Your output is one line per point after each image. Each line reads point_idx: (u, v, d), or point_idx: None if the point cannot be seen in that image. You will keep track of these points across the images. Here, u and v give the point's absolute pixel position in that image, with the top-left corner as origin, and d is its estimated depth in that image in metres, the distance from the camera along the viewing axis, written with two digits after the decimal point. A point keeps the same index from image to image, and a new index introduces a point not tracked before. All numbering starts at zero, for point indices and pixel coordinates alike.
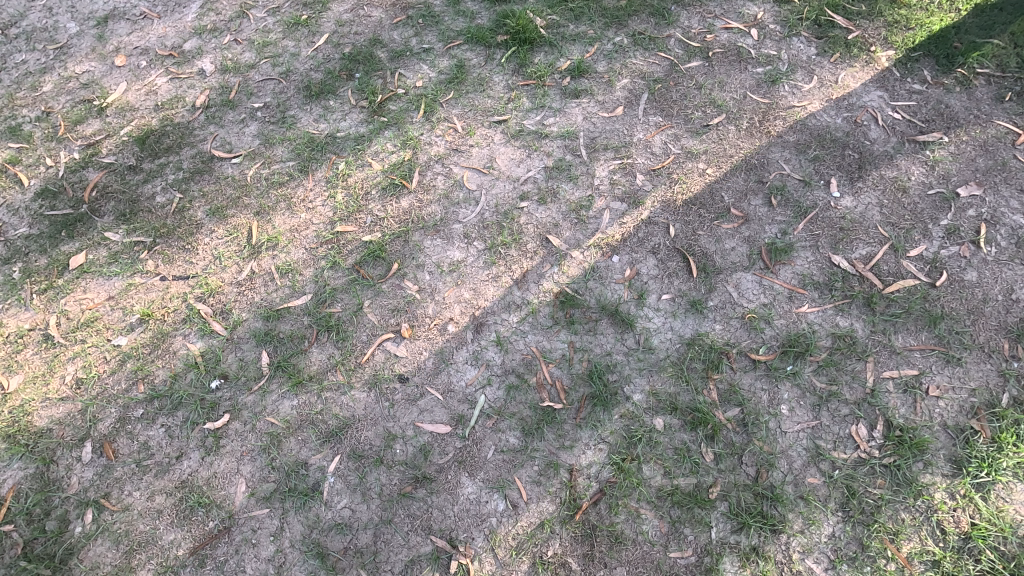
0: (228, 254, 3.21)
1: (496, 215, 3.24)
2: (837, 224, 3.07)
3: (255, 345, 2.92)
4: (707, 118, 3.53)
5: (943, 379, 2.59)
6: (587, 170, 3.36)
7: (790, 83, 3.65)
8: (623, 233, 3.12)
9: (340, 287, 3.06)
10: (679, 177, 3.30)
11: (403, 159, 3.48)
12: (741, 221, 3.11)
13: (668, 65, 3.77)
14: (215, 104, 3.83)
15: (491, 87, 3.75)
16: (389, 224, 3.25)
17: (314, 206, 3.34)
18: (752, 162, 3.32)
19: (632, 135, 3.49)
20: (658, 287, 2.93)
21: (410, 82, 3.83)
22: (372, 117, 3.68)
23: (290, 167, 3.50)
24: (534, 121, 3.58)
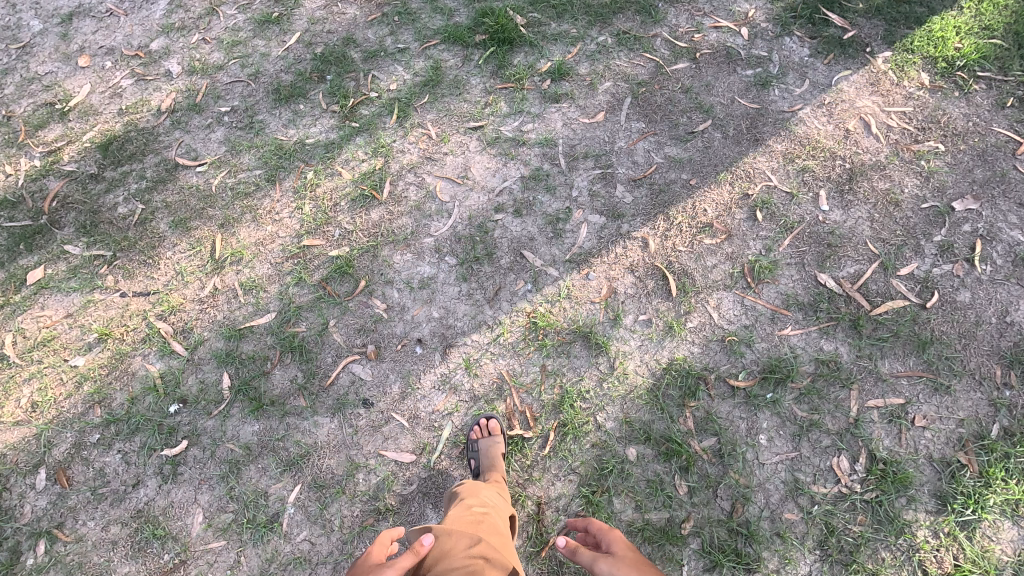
0: (191, 269, 3.08)
1: (470, 228, 3.11)
2: (824, 240, 2.93)
3: (216, 366, 2.81)
4: (692, 125, 3.36)
5: (930, 409, 2.47)
6: (566, 180, 3.21)
7: (781, 86, 3.48)
8: (601, 249, 2.98)
9: (305, 305, 2.95)
10: (661, 188, 3.15)
11: (374, 167, 3.34)
12: (724, 236, 2.98)
13: (654, 67, 3.60)
14: (181, 108, 3.68)
15: (468, 90, 3.59)
16: (357, 238, 3.12)
17: (281, 218, 3.21)
18: (738, 173, 3.17)
19: (613, 142, 3.33)
20: (635, 307, 2.82)
21: (383, 85, 3.67)
22: (343, 122, 3.53)
23: (257, 176, 3.36)
24: (512, 127, 3.43)
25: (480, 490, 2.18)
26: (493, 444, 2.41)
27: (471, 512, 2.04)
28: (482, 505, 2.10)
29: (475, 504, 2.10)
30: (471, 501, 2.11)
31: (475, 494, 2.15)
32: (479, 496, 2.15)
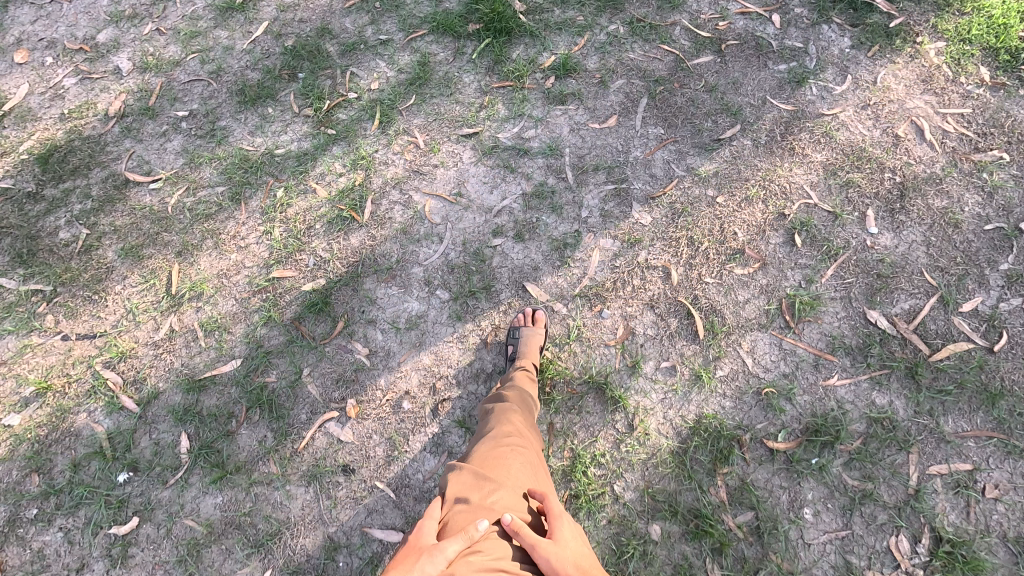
0: (143, 307, 2.67)
1: (464, 256, 2.69)
2: (874, 269, 2.54)
3: (173, 425, 2.43)
4: (718, 131, 2.92)
5: (1002, 477, 2.14)
6: (574, 198, 2.79)
7: (818, 84, 3.00)
8: (615, 281, 2.59)
9: (275, 350, 2.56)
10: (684, 207, 2.73)
11: (353, 183, 2.90)
12: (757, 265, 2.58)
13: (673, 61, 3.12)
14: (131, 113, 3.19)
15: (460, 90, 3.12)
16: (334, 267, 2.71)
17: (246, 244, 2.79)
18: (771, 188, 2.75)
19: (628, 152, 2.90)
20: (656, 351, 2.44)
21: (363, 84, 3.20)
22: (318, 129, 3.07)
23: (219, 194, 2.92)
24: (511, 133, 2.98)
25: (514, 422, 1.99)
26: (534, 334, 2.40)
27: (506, 449, 1.85)
28: (518, 439, 1.91)
29: (511, 439, 1.90)
30: (505, 436, 1.92)
31: (509, 429, 1.95)
32: (512, 428, 1.95)
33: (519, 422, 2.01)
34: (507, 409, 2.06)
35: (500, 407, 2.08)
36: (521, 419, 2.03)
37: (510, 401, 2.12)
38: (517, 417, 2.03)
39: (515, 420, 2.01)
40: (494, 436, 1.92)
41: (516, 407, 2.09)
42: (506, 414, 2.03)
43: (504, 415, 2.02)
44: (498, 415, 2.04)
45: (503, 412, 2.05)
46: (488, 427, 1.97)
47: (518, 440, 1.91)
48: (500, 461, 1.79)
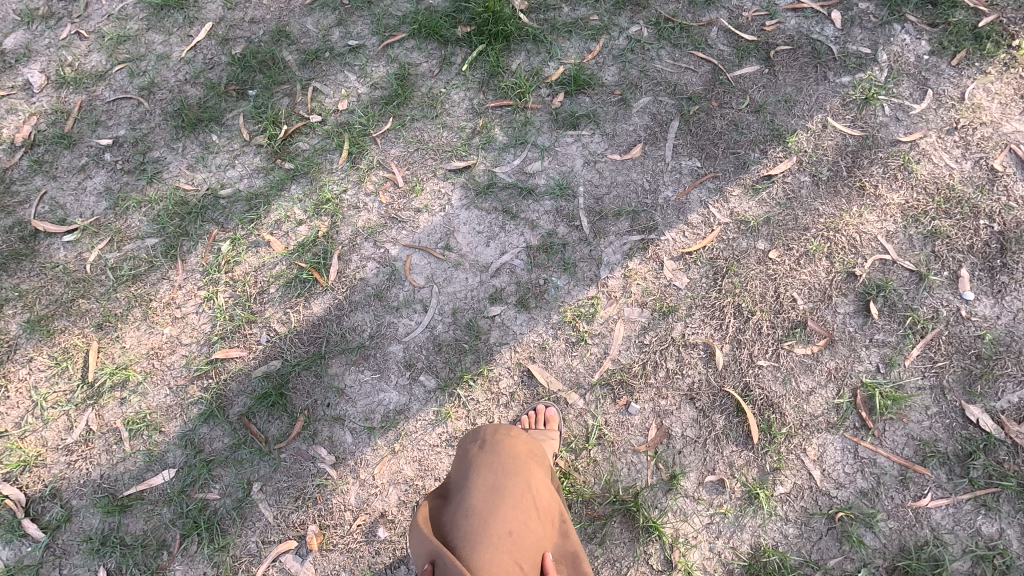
0: (54, 399, 2.14)
1: (454, 330, 2.15)
2: (972, 348, 2.01)
3: (87, 557, 1.97)
4: (768, 163, 2.34)
5: None
6: (591, 254, 2.23)
7: (892, 101, 2.41)
8: (645, 364, 2.06)
9: (218, 457, 2.04)
10: (729, 266, 2.18)
11: (316, 234, 2.34)
12: (823, 344, 2.05)
13: (709, 72, 2.52)
14: (43, 141, 2.57)
15: (448, 110, 2.53)
16: (292, 346, 2.17)
17: (183, 314, 2.24)
18: (838, 240, 2.20)
19: (657, 192, 2.33)
20: (699, 461, 1.94)
21: (329, 103, 2.60)
22: (272, 162, 2.49)
23: (150, 248, 2.35)
24: (511, 167, 2.40)
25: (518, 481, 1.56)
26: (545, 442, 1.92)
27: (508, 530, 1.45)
28: (522, 510, 1.51)
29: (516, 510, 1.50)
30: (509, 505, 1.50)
31: (513, 493, 1.53)
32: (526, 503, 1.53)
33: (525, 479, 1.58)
34: (510, 459, 1.61)
35: (499, 452, 1.62)
36: (527, 472, 1.61)
37: (511, 446, 1.65)
38: (522, 471, 1.60)
39: (518, 476, 1.58)
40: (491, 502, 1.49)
41: (519, 453, 1.65)
42: (509, 467, 1.58)
43: (506, 468, 1.58)
44: (495, 467, 1.58)
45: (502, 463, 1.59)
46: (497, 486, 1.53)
47: (524, 511, 1.51)
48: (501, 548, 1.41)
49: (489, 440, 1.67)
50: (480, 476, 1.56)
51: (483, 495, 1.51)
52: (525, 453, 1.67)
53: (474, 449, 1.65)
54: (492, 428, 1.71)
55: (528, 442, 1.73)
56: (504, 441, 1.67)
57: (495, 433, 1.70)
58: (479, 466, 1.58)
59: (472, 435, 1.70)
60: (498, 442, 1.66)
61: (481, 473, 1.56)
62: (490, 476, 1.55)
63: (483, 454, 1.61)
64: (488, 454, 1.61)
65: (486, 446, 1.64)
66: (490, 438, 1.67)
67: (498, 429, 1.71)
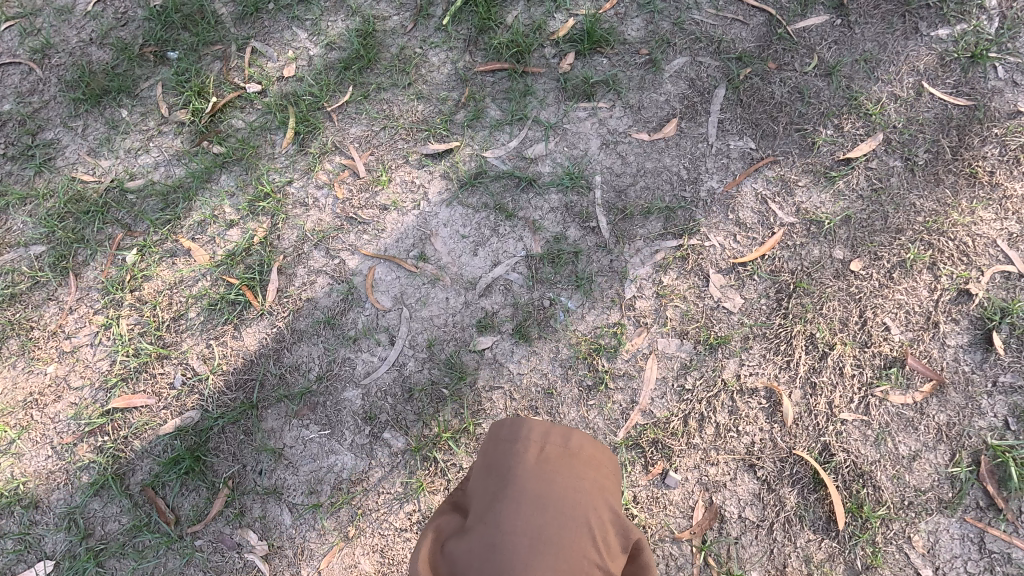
0: None
1: (430, 369, 1.61)
2: None
3: None
4: (844, 143, 1.78)
5: None
6: (613, 265, 1.68)
7: (1007, 60, 1.84)
8: (687, 417, 1.52)
9: (113, 545, 1.52)
10: (797, 282, 1.63)
11: (250, 239, 1.78)
12: (930, 388, 1.51)
13: (763, 24, 1.94)
14: None
15: (424, 76, 1.95)
16: (215, 391, 1.63)
17: (74, 348, 1.70)
18: (944, 246, 1.64)
19: (698, 182, 1.77)
20: (764, 553, 1.42)
21: (271, 68, 2.01)
22: (197, 145, 1.92)
23: (33, 259, 1.80)
24: (505, 149, 1.84)
25: (578, 524, 0.97)
26: None
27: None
28: (581, 573, 0.94)
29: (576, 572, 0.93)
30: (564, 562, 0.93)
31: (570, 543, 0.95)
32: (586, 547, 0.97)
33: (589, 519, 0.98)
34: (565, 485, 1.00)
35: (549, 474, 1.01)
36: (594, 506, 1.01)
37: (571, 463, 1.04)
38: (587, 506, 1.00)
39: (581, 514, 0.98)
40: (537, 558, 0.92)
41: (581, 475, 1.04)
42: (565, 499, 0.98)
43: (563, 504, 0.98)
44: (546, 498, 0.98)
45: (556, 492, 0.99)
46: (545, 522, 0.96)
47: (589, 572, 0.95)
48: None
49: (534, 448, 1.05)
50: (521, 509, 0.97)
51: (523, 544, 0.94)
52: (590, 474, 1.05)
53: (510, 461, 1.04)
54: (541, 429, 1.08)
55: (596, 453, 1.10)
56: (564, 457, 1.04)
57: (547, 438, 1.07)
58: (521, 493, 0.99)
59: (510, 436, 1.08)
60: (552, 456, 1.04)
61: (521, 506, 0.97)
62: (538, 514, 0.97)
63: (527, 475, 1.01)
64: (532, 475, 1.01)
65: (531, 461, 1.03)
66: (539, 448, 1.05)
67: (552, 432, 1.07)
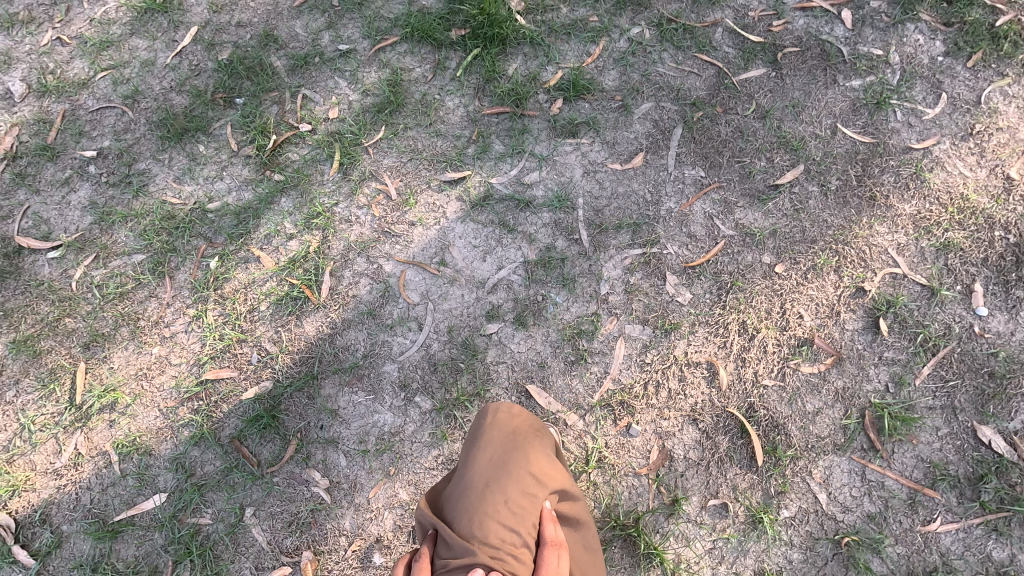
0: (42, 423, 2.09)
1: (450, 349, 2.10)
2: (986, 367, 1.95)
3: None
4: (774, 172, 2.27)
5: None
6: (591, 268, 2.16)
7: (905, 106, 2.32)
8: (646, 384, 2.00)
9: (210, 482, 2.00)
10: (733, 281, 2.11)
11: (307, 249, 2.26)
12: (831, 362, 1.99)
13: (714, 76, 2.43)
14: (26, 153, 2.50)
15: (442, 118, 2.44)
16: (284, 366, 2.11)
17: (172, 334, 2.18)
18: (846, 253, 2.13)
19: (659, 203, 2.25)
20: (701, 483, 1.89)
21: (318, 111, 2.50)
22: (261, 173, 2.41)
23: (136, 265, 2.29)
24: (508, 177, 2.32)
25: (514, 454, 1.56)
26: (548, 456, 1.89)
27: (504, 494, 1.48)
28: (523, 483, 1.52)
29: (518, 482, 1.51)
30: (506, 474, 1.52)
31: (509, 464, 1.54)
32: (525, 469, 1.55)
33: (524, 452, 1.58)
34: (507, 434, 1.62)
35: (499, 429, 1.62)
36: (529, 446, 1.61)
37: (513, 423, 1.65)
38: (524, 446, 1.60)
39: (520, 450, 1.58)
40: (493, 476, 1.51)
41: (520, 430, 1.65)
42: (508, 442, 1.59)
43: (507, 445, 1.58)
44: (498, 442, 1.59)
45: (504, 438, 1.60)
46: (497, 455, 1.56)
47: (523, 481, 1.52)
48: (494, 516, 1.44)
49: (489, 419, 1.67)
50: (479, 449, 1.58)
51: (483, 470, 1.53)
52: (524, 427, 1.66)
53: (476, 429, 1.66)
54: (494, 408, 1.72)
55: (530, 420, 1.72)
56: (508, 420, 1.66)
57: (497, 412, 1.70)
58: (482, 443, 1.60)
59: (477, 417, 1.71)
60: (500, 420, 1.66)
61: (483, 449, 1.57)
62: (494, 451, 1.57)
63: (485, 432, 1.62)
64: (488, 431, 1.62)
65: (488, 424, 1.65)
66: (493, 418, 1.67)
67: (500, 409, 1.70)
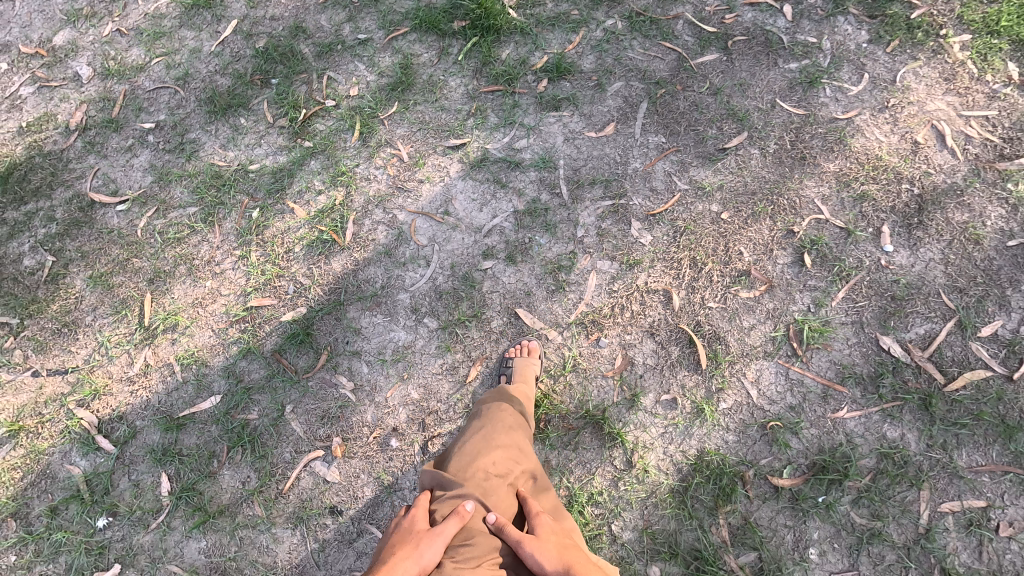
0: (117, 341, 2.53)
1: (453, 281, 2.54)
2: (889, 291, 2.40)
3: (151, 465, 2.35)
4: (722, 138, 2.72)
5: (1018, 515, 2.08)
6: (569, 216, 2.61)
7: (833, 84, 2.78)
8: (613, 307, 2.45)
9: (256, 386, 2.44)
10: (686, 225, 2.57)
11: (333, 202, 2.72)
12: (764, 288, 2.44)
13: (674, 60, 2.89)
14: (95, 125, 2.96)
15: (446, 95, 2.90)
16: (316, 295, 2.56)
17: (222, 270, 2.63)
18: (779, 203, 2.58)
19: (626, 163, 2.71)
20: (656, 383, 2.33)
21: (341, 90, 2.96)
22: (294, 141, 2.86)
23: (190, 215, 2.74)
24: (501, 143, 2.78)
25: (502, 432, 1.92)
26: (526, 365, 2.32)
27: (492, 457, 1.83)
28: (507, 453, 1.86)
29: (503, 451, 1.85)
30: (491, 447, 1.85)
31: (498, 438, 1.89)
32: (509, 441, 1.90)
33: (509, 431, 1.93)
34: (493, 417, 1.97)
35: (491, 413, 1.99)
36: (514, 428, 1.96)
37: (502, 409, 2.02)
38: (510, 426, 1.96)
39: (507, 429, 1.93)
40: (484, 445, 1.86)
41: (508, 415, 2.01)
42: (498, 422, 1.95)
43: (497, 424, 1.94)
44: (489, 422, 1.95)
45: (495, 420, 1.96)
46: (487, 430, 1.91)
47: (506, 451, 1.86)
48: (482, 475, 1.76)
49: (485, 407, 2.05)
50: (475, 427, 1.94)
51: (476, 441, 1.88)
52: (511, 415, 2.02)
53: (473, 414, 2.03)
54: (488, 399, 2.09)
55: (518, 412, 2.07)
56: (499, 408, 2.03)
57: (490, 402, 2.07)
58: (477, 423, 1.96)
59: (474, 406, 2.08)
60: (492, 407, 2.03)
61: (477, 427, 1.93)
62: (486, 428, 1.92)
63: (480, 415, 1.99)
64: (482, 415, 1.99)
65: (482, 410, 2.01)
66: (486, 406, 2.04)
67: (492, 400, 2.07)
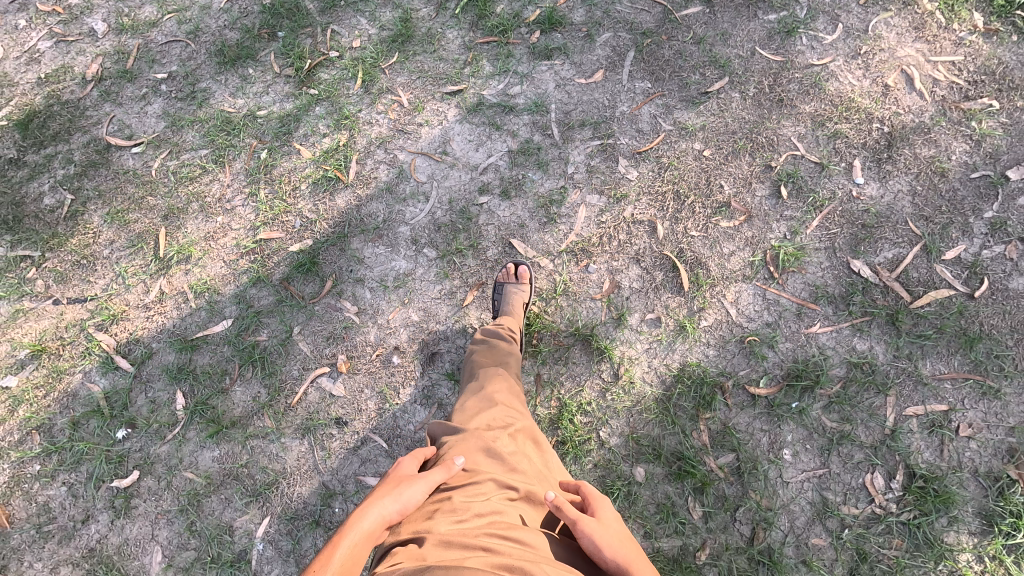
0: (133, 271, 2.68)
1: (450, 214, 2.69)
2: (860, 219, 2.56)
3: (168, 383, 2.50)
4: (705, 83, 2.88)
5: (977, 417, 2.24)
6: (560, 154, 2.77)
7: (809, 33, 2.94)
8: (601, 236, 2.60)
9: (266, 310, 2.59)
10: (670, 162, 2.72)
11: (337, 144, 2.87)
12: (743, 218, 2.59)
13: (660, 12, 3.04)
14: (110, 76, 3.11)
15: (443, 46, 3.05)
16: (321, 228, 2.71)
17: (232, 207, 2.78)
18: (758, 141, 2.73)
19: (614, 107, 2.86)
20: (641, 303, 2.49)
21: (344, 42, 3.11)
22: (299, 89, 3.02)
23: (202, 157, 2.89)
24: (496, 89, 2.93)
25: (497, 393, 1.97)
26: (517, 291, 2.42)
27: (490, 413, 1.86)
28: (503, 410, 1.89)
29: (499, 408, 1.89)
30: (489, 405, 1.89)
31: (493, 397, 1.94)
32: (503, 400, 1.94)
33: (504, 392, 1.98)
34: (488, 380, 2.04)
35: (484, 378, 2.06)
36: (508, 390, 2.01)
37: (496, 373, 2.09)
38: (504, 388, 2.01)
39: (501, 390, 1.99)
40: (481, 404, 1.90)
41: (502, 379, 2.07)
42: (491, 384, 2.01)
43: (492, 386, 2.00)
44: (484, 385, 2.01)
45: (489, 383, 2.02)
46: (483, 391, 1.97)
47: (503, 408, 1.90)
48: (487, 429, 1.76)
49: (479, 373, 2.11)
50: (471, 392, 1.99)
51: (472, 401, 1.92)
52: (506, 379, 2.08)
53: (469, 381, 2.09)
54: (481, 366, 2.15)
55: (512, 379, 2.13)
56: (492, 373, 2.09)
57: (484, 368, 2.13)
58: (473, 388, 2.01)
59: (469, 375, 2.14)
60: (486, 372, 2.10)
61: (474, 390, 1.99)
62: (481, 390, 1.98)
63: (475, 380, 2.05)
64: (477, 381, 2.05)
65: (477, 376, 2.07)
66: (480, 372, 2.10)
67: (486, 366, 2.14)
